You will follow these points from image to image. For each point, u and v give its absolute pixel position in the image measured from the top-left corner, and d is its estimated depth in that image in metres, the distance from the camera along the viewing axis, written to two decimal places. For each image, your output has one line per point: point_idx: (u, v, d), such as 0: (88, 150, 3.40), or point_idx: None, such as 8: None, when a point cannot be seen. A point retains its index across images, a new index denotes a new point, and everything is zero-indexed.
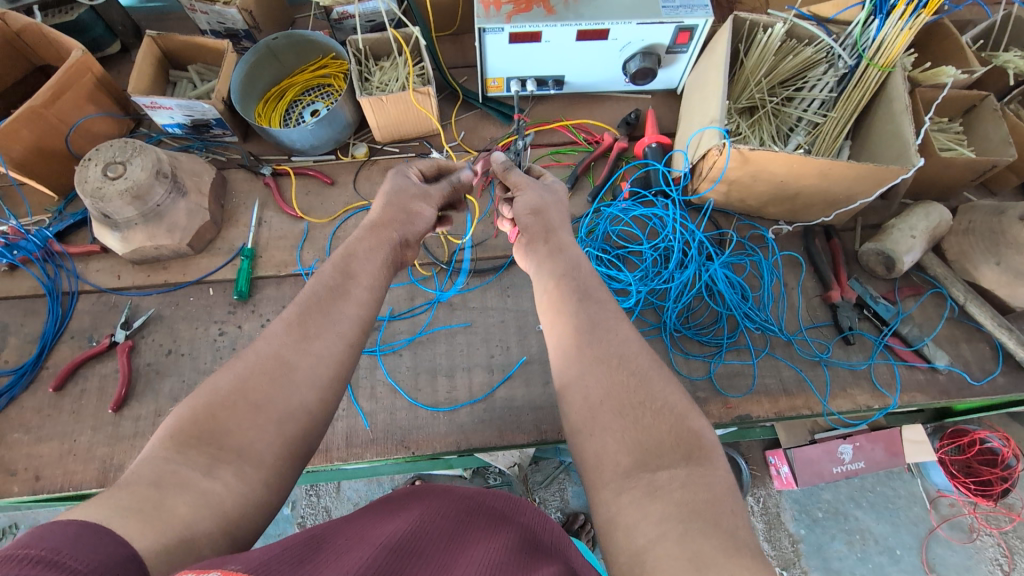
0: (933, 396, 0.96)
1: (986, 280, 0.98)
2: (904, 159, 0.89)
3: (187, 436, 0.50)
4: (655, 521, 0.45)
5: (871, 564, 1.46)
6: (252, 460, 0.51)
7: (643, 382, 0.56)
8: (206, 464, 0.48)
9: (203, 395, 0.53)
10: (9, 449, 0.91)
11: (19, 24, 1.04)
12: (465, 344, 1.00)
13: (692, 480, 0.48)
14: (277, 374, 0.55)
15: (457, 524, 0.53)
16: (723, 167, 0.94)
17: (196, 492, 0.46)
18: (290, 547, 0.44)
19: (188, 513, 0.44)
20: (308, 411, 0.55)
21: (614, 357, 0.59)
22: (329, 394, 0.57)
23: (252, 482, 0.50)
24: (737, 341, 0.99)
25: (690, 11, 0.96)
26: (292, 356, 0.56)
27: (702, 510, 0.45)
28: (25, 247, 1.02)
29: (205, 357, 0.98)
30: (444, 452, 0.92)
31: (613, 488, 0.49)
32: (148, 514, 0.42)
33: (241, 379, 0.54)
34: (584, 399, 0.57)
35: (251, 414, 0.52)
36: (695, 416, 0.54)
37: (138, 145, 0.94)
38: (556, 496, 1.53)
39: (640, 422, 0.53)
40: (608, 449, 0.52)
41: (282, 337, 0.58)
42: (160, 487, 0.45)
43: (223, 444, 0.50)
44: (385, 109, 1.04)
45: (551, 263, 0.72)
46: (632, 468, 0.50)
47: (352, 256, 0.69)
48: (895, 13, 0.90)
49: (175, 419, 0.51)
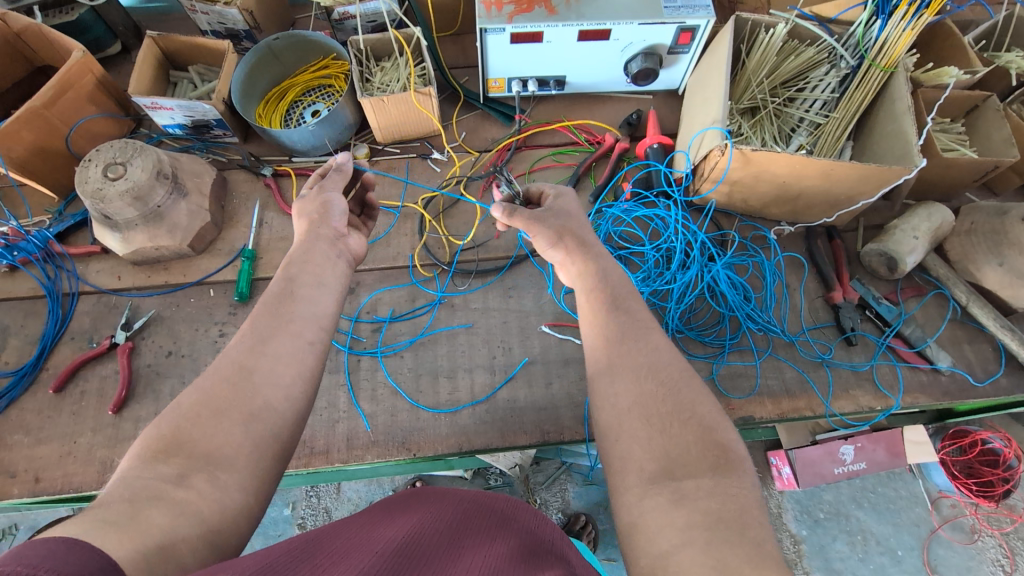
0: (936, 397, 0.95)
1: (989, 281, 0.98)
2: (907, 159, 0.89)
3: (155, 448, 0.50)
4: (679, 527, 0.45)
5: (873, 565, 1.46)
6: (224, 467, 0.50)
7: (672, 392, 0.56)
8: (178, 475, 0.48)
9: (174, 413, 0.53)
10: (9, 451, 0.91)
11: (20, 24, 1.03)
12: (467, 345, 1.00)
13: (720, 490, 0.48)
14: (239, 379, 0.55)
15: (457, 527, 0.53)
16: (725, 168, 0.93)
17: (171, 503, 0.46)
18: (288, 552, 0.43)
19: (166, 524, 0.44)
20: (273, 410, 0.55)
21: (646, 367, 0.58)
22: (295, 394, 0.58)
23: (227, 488, 0.49)
24: (740, 342, 0.99)
25: (692, 11, 0.96)
26: (251, 363, 0.57)
27: (728, 518, 0.45)
28: (25, 248, 1.02)
29: (205, 358, 0.98)
30: (445, 454, 0.92)
31: (637, 492, 0.49)
32: (122, 527, 0.41)
33: (204, 395, 0.54)
34: (613, 405, 0.56)
35: (216, 419, 0.52)
36: (725, 428, 0.54)
37: (139, 147, 0.94)
38: (558, 497, 1.53)
39: (667, 431, 0.52)
40: (633, 456, 0.52)
41: (240, 349, 0.58)
42: (134, 502, 0.45)
43: (192, 452, 0.50)
44: (386, 110, 1.04)
45: (582, 277, 0.71)
46: (657, 475, 0.50)
47: (306, 262, 0.69)
48: (899, 11, 0.91)
49: (149, 435, 0.51)
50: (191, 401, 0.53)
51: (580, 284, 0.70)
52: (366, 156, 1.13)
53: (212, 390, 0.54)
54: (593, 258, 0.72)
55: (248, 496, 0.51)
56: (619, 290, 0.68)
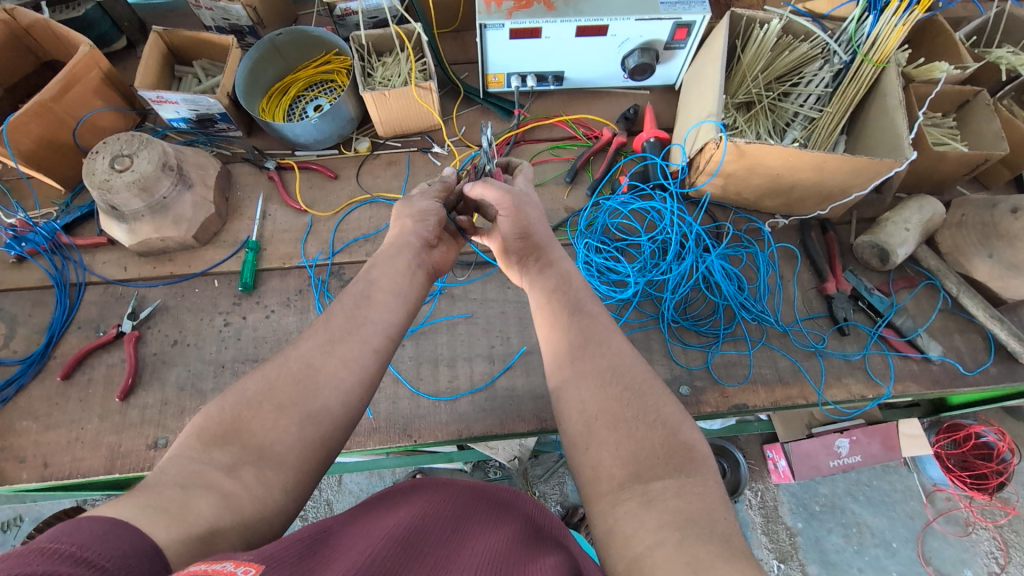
0: (926, 386, 0.97)
1: (979, 273, 1.00)
2: (898, 152, 0.91)
3: (213, 434, 0.52)
4: (652, 528, 0.46)
5: (867, 557, 1.48)
6: (273, 463, 0.52)
7: (636, 396, 0.57)
8: (230, 464, 0.50)
9: (231, 396, 0.56)
10: (18, 437, 0.93)
11: (28, 20, 1.05)
12: (466, 334, 1.02)
13: (686, 490, 0.49)
14: (299, 377, 0.57)
15: (460, 516, 0.54)
16: (720, 161, 0.95)
17: (221, 493, 0.48)
18: (299, 540, 0.45)
19: (212, 514, 0.46)
20: (332, 415, 0.56)
21: (608, 371, 0.60)
22: (354, 410, 0.58)
23: (272, 485, 0.51)
24: (734, 331, 1.00)
25: (688, 7, 0.97)
26: (319, 362, 0.58)
27: (697, 517, 0.46)
28: (33, 239, 1.04)
29: (210, 347, 0.99)
30: (445, 441, 0.94)
31: (609, 500, 0.50)
32: (172, 515, 0.43)
33: (268, 383, 0.56)
34: (579, 412, 0.58)
35: (275, 414, 0.54)
36: (688, 428, 0.55)
37: (145, 139, 0.95)
38: (556, 490, 1.54)
39: (634, 435, 0.54)
40: (604, 463, 0.53)
41: (318, 347, 0.60)
42: (186, 488, 0.47)
43: (248, 442, 0.52)
44: (388, 105, 1.06)
45: (542, 278, 0.73)
46: (626, 480, 0.51)
47: (375, 266, 0.71)
48: (890, 8, 0.91)
49: (204, 418, 0.54)
50: (253, 387, 0.56)
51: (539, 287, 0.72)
52: (367, 150, 1.15)
53: (277, 381, 0.57)
54: (549, 268, 0.74)
55: (289, 489, 0.52)
56: (575, 292, 0.70)
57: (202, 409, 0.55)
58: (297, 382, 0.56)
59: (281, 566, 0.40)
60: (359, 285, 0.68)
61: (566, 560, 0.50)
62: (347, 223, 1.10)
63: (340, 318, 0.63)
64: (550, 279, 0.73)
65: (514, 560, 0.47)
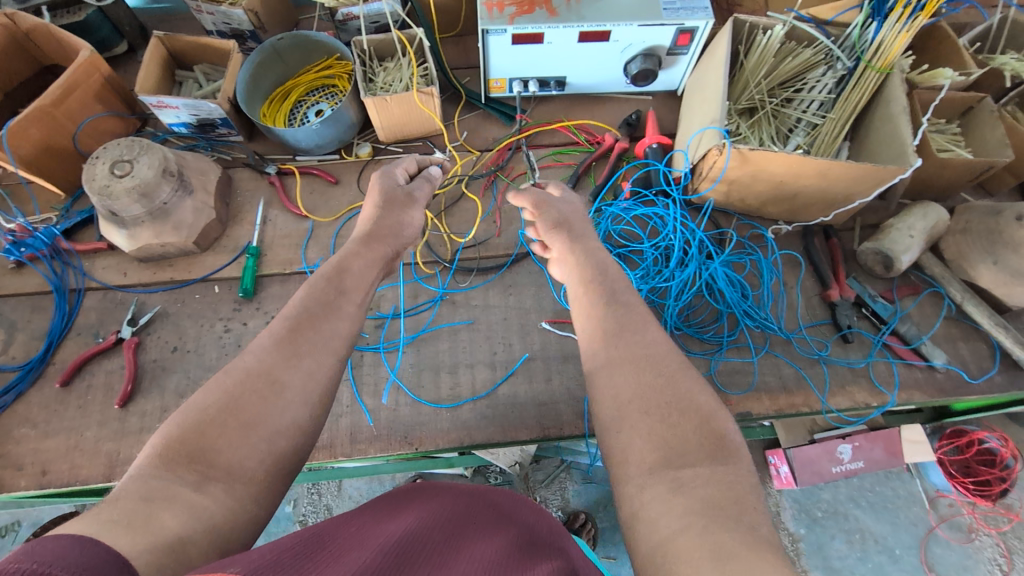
0: (931, 394, 0.97)
1: (984, 280, 0.99)
2: (903, 159, 0.90)
3: (175, 454, 0.50)
4: (679, 513, 0.45)
5: (870, 564, 1.46)
6: (241, 478, 0.51)
7: (670, 381, 0.56)
8: (196, 481, 0.49)
9: (191, 414, 0.53)
10: (16, 445, 0.92)
11: (28, 24, 1.05)
12: (468, 341, 1.01)
13: (717, 478, 0.48)
14: (267, 393, 0.55)
15: (457, 523, 0.53)
16: (723, 167, 0.95)
17: (185, 506, 0.46)
18: (294, 544, 0.43)
19: (177, 526, 0.44)
20: (298, 428, 0.56)
21: (643, 359, 0.58)
22: (319, 412, 0.59)
23: (241, 498, 0.50)
24: (737, 339, 1.00)
25: (691, 13, 0.97)
26: (282, 373, 0.57)
27: (725, 504, 0.45)
28: (32, 245, 1.03)
29: (211, 353, 0.99)
30: (446, 448, 0.93)
31: (637, 483, 0.49)
32: (135, 529, 0.42)
33: (228, 397, 0.54)
34: (612, 397, 0.57)
35: (241, 432, 0.53)
36: (722, 417, 0.54)
37: (146, 145, 0.95)
38: (557, 495, 1.54)
39: (669, 421, 0.53)
40: (634, 448, 0.52)
41: (272, 353, 0.58)
42: (148, 502, 0.46)
43: (213, 462, 0.51)
44: (389, 110, 1.05)
45: (580, 265, 0.73)
46: (657, 465, 0.50)
47: (345, 272, 0.69)
48: (894, 14, 0.92)
49: (163, 436, 0.51)
50: (211, 403, 0.54)
51: (579, 275, 0.72)
52: (368, 156, 1.15)
53: (237, 395, 0.55)
54: (587, 252, 0.74)
55: (260, 498, 0.52)
56: (615, 281, 0.69)
57: (160, 426, 0.53)
58: (263, 397, 0.55)
59: (285, 563, 0.40)
60: (327, 285, 0.67)
61: (565, 565, 0.50)
62: (348, 227, 1.10)
63: (318, 328, 0.62)
64: (586, 266, 0.72)
65: (515, 565, 0.46)
